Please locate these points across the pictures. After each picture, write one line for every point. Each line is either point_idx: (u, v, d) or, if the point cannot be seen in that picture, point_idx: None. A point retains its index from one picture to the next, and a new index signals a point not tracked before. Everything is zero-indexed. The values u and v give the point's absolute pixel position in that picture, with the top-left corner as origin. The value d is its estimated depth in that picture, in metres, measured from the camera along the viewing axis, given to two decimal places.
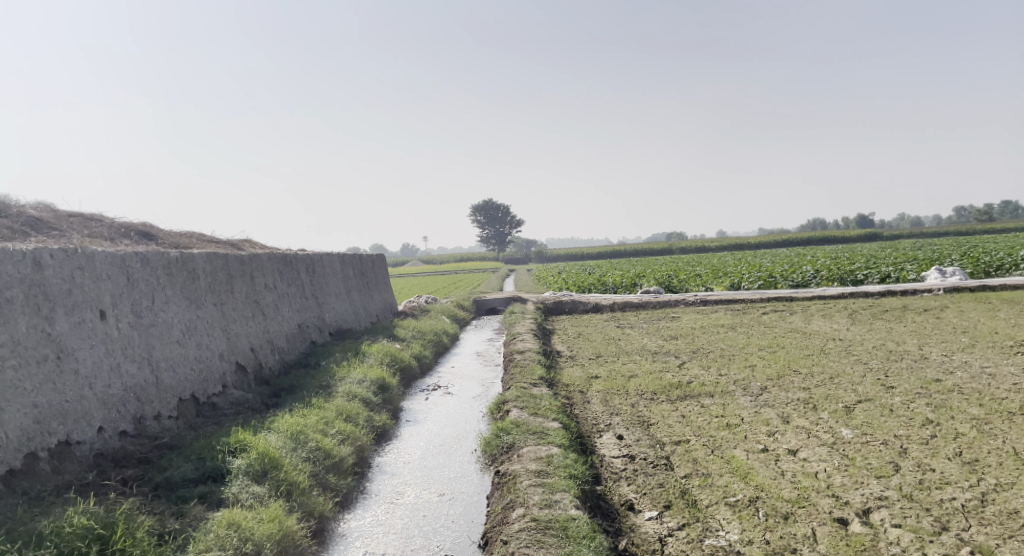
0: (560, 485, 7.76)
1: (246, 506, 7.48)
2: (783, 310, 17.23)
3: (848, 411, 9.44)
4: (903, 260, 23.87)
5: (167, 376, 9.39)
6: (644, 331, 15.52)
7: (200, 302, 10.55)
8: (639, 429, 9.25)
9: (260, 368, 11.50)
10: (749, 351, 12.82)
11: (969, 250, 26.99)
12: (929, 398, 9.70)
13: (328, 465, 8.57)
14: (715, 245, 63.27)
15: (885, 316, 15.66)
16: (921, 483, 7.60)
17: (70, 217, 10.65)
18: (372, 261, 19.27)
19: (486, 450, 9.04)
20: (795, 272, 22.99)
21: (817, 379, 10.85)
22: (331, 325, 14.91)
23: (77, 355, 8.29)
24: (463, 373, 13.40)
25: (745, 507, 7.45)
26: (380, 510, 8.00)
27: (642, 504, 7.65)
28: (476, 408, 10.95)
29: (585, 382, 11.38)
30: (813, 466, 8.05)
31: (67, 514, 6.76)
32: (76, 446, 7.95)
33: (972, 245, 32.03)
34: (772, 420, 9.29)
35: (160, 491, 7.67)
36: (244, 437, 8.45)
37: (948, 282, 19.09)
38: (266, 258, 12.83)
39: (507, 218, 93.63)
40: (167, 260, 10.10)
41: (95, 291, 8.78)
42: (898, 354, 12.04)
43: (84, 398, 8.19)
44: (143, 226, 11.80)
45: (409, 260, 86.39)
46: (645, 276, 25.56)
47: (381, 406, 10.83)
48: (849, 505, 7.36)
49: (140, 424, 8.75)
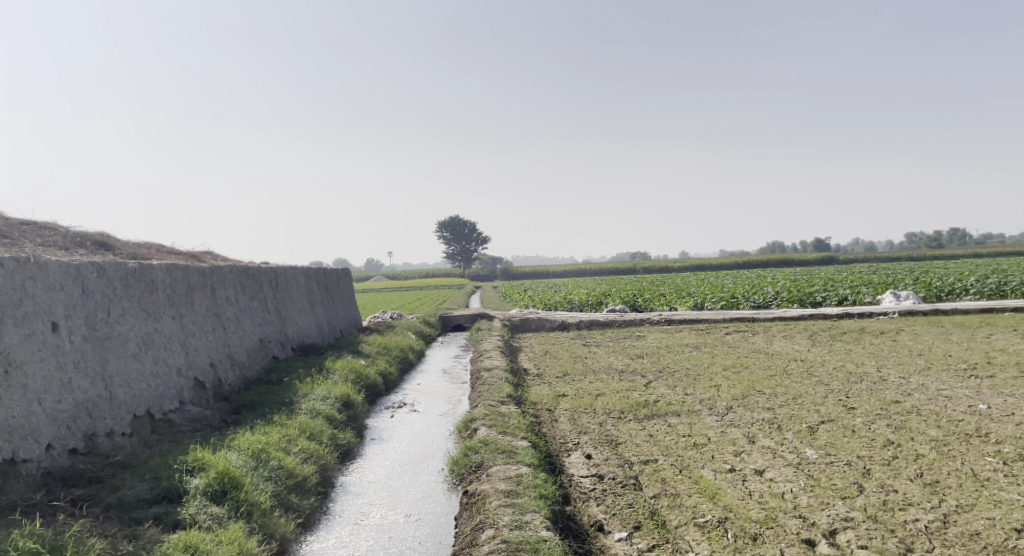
0: (530, 505, 7.65)
1: (203, 528, 7.21)
2: (746, 330, 17.42)
3: (812, 431, 9.51)
4: (858, 283, 24.35)
5: (121, 391, 9.06)
6: (610, 350, 15.52)
7: (158, 314, 10.24)
8: (607, 448, 9.19)
9: (219, 384, 11.19)
10: (714, 370, 12.90)
11: (922, 274, 27.75)
12: (889, 419, 9.83)
13: (290, 484, 8.33)
14: (678, 266, 64.15)
15: (844, 338, 15.91)
16: (885, 504, 7.66)
17: (22, 225, 10.30)
18: (337, 276, 19.01)
19: (454, 469, 8.88)
20: (757, 292, 23.35)
21: (781, 399, 10.93)
22: (293, 340, 14.61)
23: (26, 369, 7.96)
24: (429, 390, 13.22)
25: (714, 527, 7.42)
26: (344, 532, 7.79)
27: (612, 525, 7.57)
28: (442, 426, 10.79)
29: (552, 400, 11.31)
30: (780, 487, 8.06)
31: (12, 537, 6.42)
32: (22, 465, 7.61)
33: (927, 269, 32.99)
34: (738, 439, 9.31)
35: (112, 511, 7.37)
36: (203, 455, 8.17)
37: (903, 305, 19.53)
38: (228, 271, 12.54)
39: (473, 235, 93.72)
40: (125, 271, 9.80)
41: (47, 301, 8.46)
42: (858, 376, 12.21)
43: (32, 414, 7.85)
44: (99, 236, 11.45)
45: (371, 275, 85.40)
46: (610, 294, 25.70)
47: (346, 423, 10.61)
48: (816, 526, 7.37)
49: (91, 441, 8.43)
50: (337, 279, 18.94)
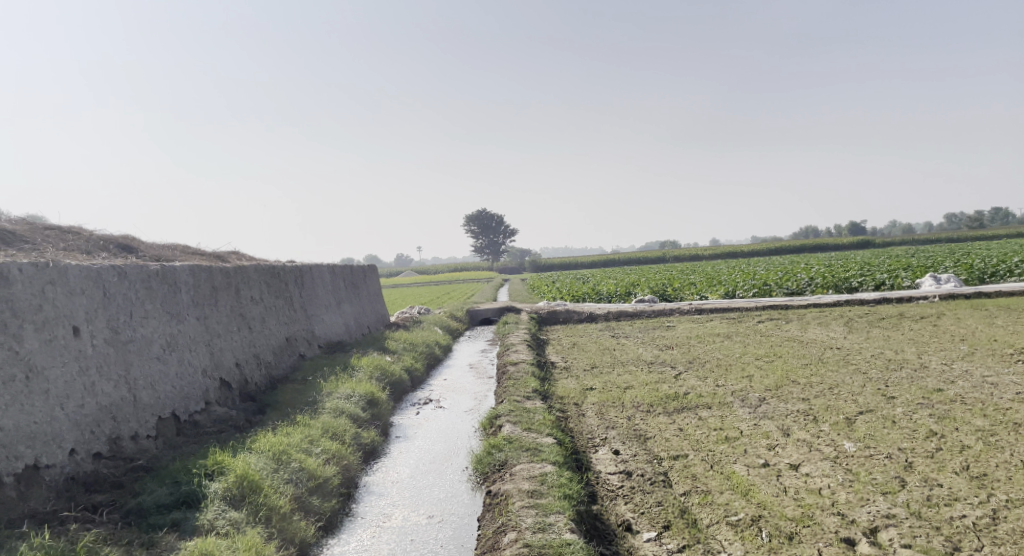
0: (554, 506, 7.43)
1: (221, 534, 7.13)
2: (779, 318, 16.97)
3: (850, 422, 9.15)
4: (896, 267, 23.63)
5: (145, 394, 9.01)
6: (639, 341, 15.20)
7: (181, 316, 10.18)
8: (636, 444, 8.92)
9: (245, 384, 11.12)
10: (746, 360, 12.53)
11: (964, 256, 26.85)
12: (931, 409, 9.41)
13: (312, 487, 8.20)
14: (710, 253, 63.32)
15: (882, 324, 15.38)
16: (929, 500, 7.30)
17: (46, 230, 10.31)
18: (363, 272, 18.92)
19: (478, 468, 8.69)
20: (790, 279, 22.81)
21: (816, 389, 10.56)
22: (320, 337, 14.53)
23: (48, 375, 7.92)
24: (455, 385, 13.03)
25: (747, 527, 7.13)
26: (365, 535, 7.65)
27: (640, 525, 7.33)
28: (468, 423, 10.61)
29: (579, 394, 11.05)
30: (816, 482, 7.74)
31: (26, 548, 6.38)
32: (46, 471, 7.57)
33: (964, 251, 31.99)
34: (772, 432, 8.99)
35: (132, 518, 7.33)
36: (223, 458, 8.09)
37: (943, 288, 18.88)
38: (253, 270, 12.47)
39: (500, 228, 93.46)
40: (147, 274, 9.73)
41: (67, 306, 8.40)
42: (897, 363, 11.75)
43: (55, 419, 7.81)
44: (123, 239, 11.44)
45: (401, 272, 85.53)
46: (639, 284, 25.33)
47: (370, 422, 10.47)
48: (856, 524, 7.04)
49: (116, 444, 8.39)
50: (364, 276, 18.83)
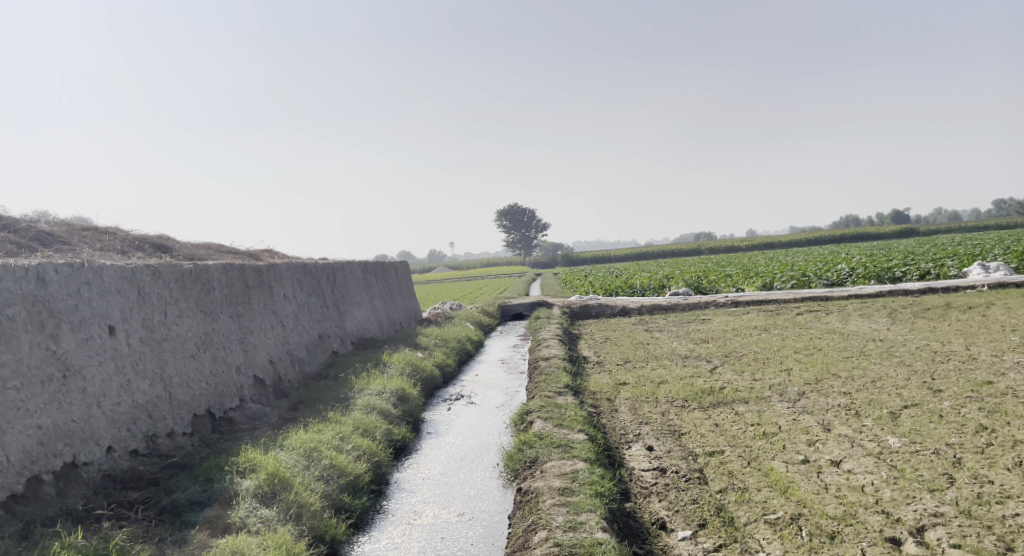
0: (585, 504, 7.29)
1: (253, 532, 7.16)
2: (819, 310, 16.58)
3: (894, 417, 8.84)
4: (941, 256, 22.92)
5: (180, 391, 9.08)
6: (673, 335, 14.95)
7: (215, 314, 10.23)
8: (670, 440, 8.74)
9: (279, 381, 11.17)
10: (784, 354, 12.23)
11: (1014, 243, 25.94)
12: (981, 402, 9.06)
13: (342, 484, 8.18)
14: (747, 244, 62.45)
15: (928, 315, 14.92)
16: (980, 498, 7.00)
17: (83, 231, 10.44)
18: (395, 269, 18.91)
19: (508, 464, 8.59)
20: (830, 270, 22.28)
21: (857, 383, 10.25)
22: (353, 334, 14.56)
23: (85, 373, 7.98)
24: (487, 381, 12.94)
25: (786, 525, 6.91)
26: (396, 532, 7.61)
27: (675, 523, 7.17)
28: (499, 419, 10.51)
29: (612, 389, 10.89)
30: (859, 480, 7.48)
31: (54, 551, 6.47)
32: (83, 468, 7.64)
33: (1013, 238, 30.91)
34: (812, 428, 8.73)
35: (166, 515, 7.39)
36: (255, 456, 8.13)
37: (992, 277, 18.27)
38: (285, 268, 12.52)
39: (534, 222, 93.45)
40: (180, 273, 9.79)
41: (103, 306, 8.47)
42: (943, 355, 11.37)
43: (92, 417, 7.87)
44: (158, 239, 11.55)
45: (434, 268, 85.93)
46: (674, 277, 24.99)
47: (402, 418, 10.44)
48: (901, 523, 6.78)
49: (152, 442, 8.46)
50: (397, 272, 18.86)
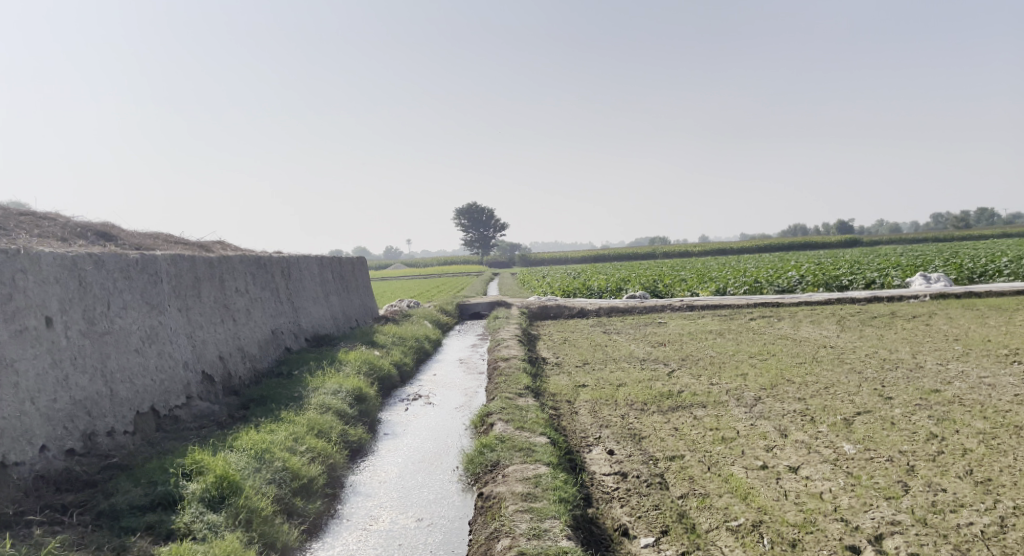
0: (549, 511, 7.15)
1: (199, 538, 6.84)
2: (771, 316, 16.77)
3: (848, 424, 8.92)
4: (885, 265, 23.45)
5: (123, 388, 8.64)
6: (631, 337, 14.94)
7: (162, 307, 9.79)
8: (631, 444, 8.66)
9: (229, 378, 10.76)
10: (740, 358, 12.30)
11: (953, 256, 26.72)
12: (931, 410, 9.22)
13: (295, 487, 7.90)
14: (698, 250, 63.36)
15: (875, 323, 15.21)
16: (934, 506, 7.08)
17: (21, 216, 9.90)
18: (352, 265, 18.53)
19: (469, 468, 8.40)
20: (781, 277, 22.61)
21: (812, 389, 10.34)
22: (307, 330, 14.17)
23: (18, 367, 7.53)
24: (444, 382, 12.71)
25: (749, 532, 6.88)
26: (351, 539, 7.35)
27: (637, 530, 7.07)
28: (458, 420, 10.31)
29: (572, 391, 10.79)
30: (817, 486, 7.50)
31: None
32: (14, 468, 7.19)
33: (950, 251, 31.82)
34: (770, 433, 8.74)
35: (103, 520, 7.01)
36: (202, 457, 7.77)
37: (934, 287, 18.74)
38: (237, 261, 12.09)
39: (490, 221, 93.35)
40: (125, 263, 9.34)
41: (40, 296, 8.01)
42: (892, 363, 11.56)
43: (25, 414, 7.43)
44: (102, 226, 11.03)
45: (389, 265, 85.05)
46: (630, 280, 25.09)
47: (357, 418, 10.15)
48: (860, 531, 6.80)
49: (90, 441, 8.03)
50: (353, 268, 18.48)
